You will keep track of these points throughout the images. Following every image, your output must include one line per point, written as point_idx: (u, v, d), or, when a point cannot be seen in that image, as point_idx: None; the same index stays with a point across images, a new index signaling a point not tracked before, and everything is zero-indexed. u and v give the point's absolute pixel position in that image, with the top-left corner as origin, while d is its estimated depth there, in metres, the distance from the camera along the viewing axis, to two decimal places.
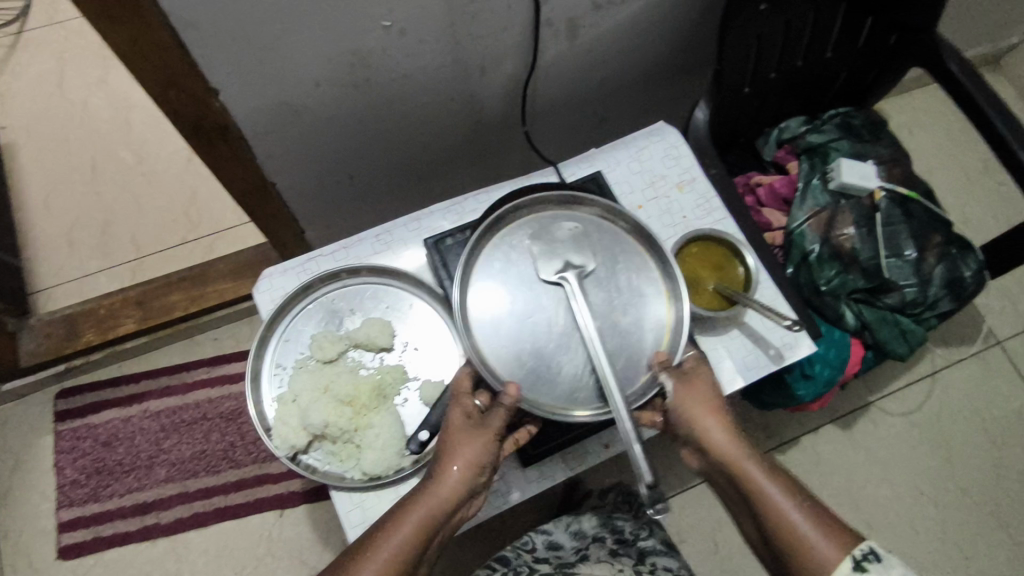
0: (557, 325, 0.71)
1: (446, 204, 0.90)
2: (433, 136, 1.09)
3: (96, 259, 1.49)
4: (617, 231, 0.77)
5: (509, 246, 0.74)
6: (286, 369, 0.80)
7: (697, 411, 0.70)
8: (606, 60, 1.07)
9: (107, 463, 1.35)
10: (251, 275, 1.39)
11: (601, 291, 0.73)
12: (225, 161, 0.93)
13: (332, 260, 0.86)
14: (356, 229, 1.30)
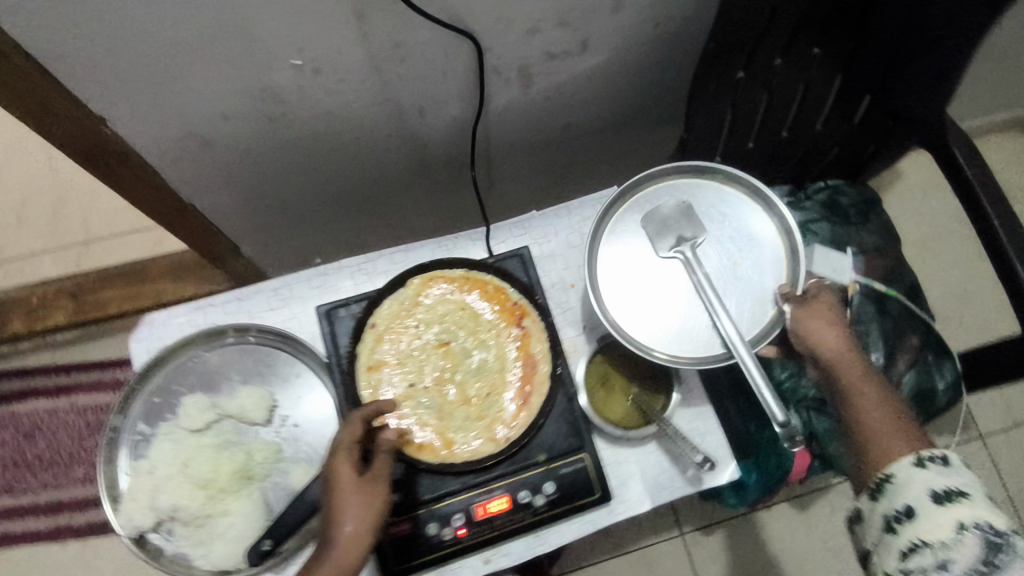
0: (681, 288, 0.73)
1: (356, 262, 0.81)
2: (374, 169, 1.00)
3: (41, 239, 1.43)
4: (734, 193, 0.76)
5: (634, 217, 0.75)
6: (150, 434, 0.74)
7: (830, 343, 0.68)
8: (569, 107, 0.96)
9: (27, 455, 1.31)
10: (191, 279, 1.32)
11: (712, 259, 0.74)
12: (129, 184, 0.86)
13: (221, 313, 0.79)
14: (298, 248, 1.22)
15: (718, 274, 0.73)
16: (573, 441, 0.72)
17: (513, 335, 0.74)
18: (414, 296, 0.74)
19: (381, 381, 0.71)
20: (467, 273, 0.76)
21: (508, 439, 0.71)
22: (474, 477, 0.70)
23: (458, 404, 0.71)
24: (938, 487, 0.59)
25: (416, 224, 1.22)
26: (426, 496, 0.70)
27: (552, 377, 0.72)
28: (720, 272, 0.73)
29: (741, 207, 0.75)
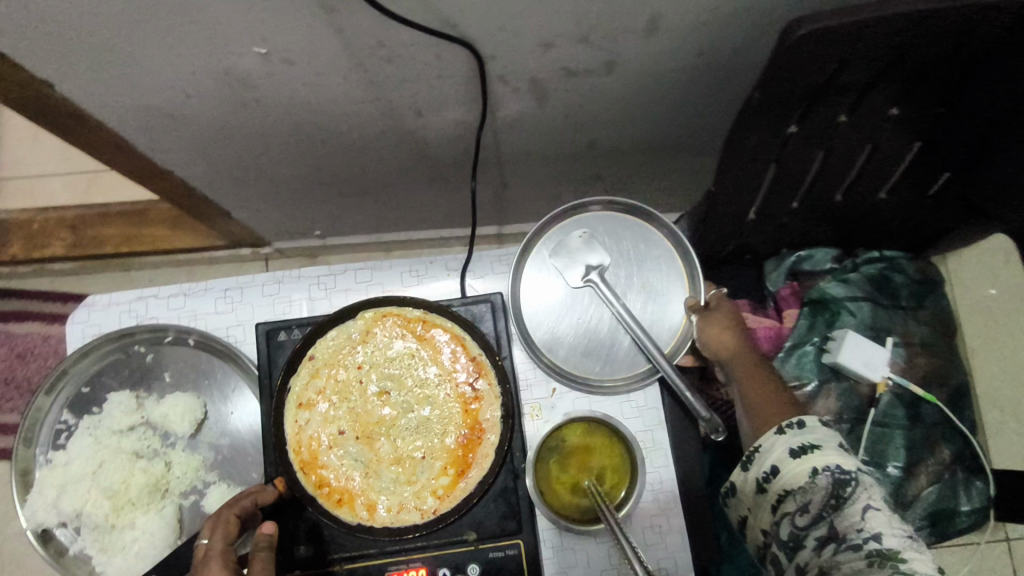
0: (596, 319, 0.73)
1: (317, 274, 0.74)
2: (368, 161, 0.91)
3: (56, 162, 1.41)
4: (628, 223, 0.76)
5: (540, 256, 0.74)
6: (72, 426, 0.70)
7: (723, 343, 0.70)
8: (591, 126, 0.84)
9: (15, 375, 1.33)
10: (188, 230, 1.27)
11: (624, 284, 0.74)
12: (98, 146, 0.79)
13: (165, 308, 0.73)
14: (294, 221, 1.15)
15: (631, 296, 0.73)
16: (510, 523, 0.64)
17: (463, 394, 0.65)
18: (365, 331, 0.67)
19: (310, 421, 0.64)
20: (424, 314, 0.66)
21: (436, 511, 0.63)
22: (391, 542, 0.62)
23: (387, 464, 0.64)
24: (795, 445, 0.60)
25: (417, 215, 1.13)
26: (336, 554, 0.62)
27: (498, 452, 0.63)
28: (632, 292, 0.73)
29: (641, 233, 0.75)
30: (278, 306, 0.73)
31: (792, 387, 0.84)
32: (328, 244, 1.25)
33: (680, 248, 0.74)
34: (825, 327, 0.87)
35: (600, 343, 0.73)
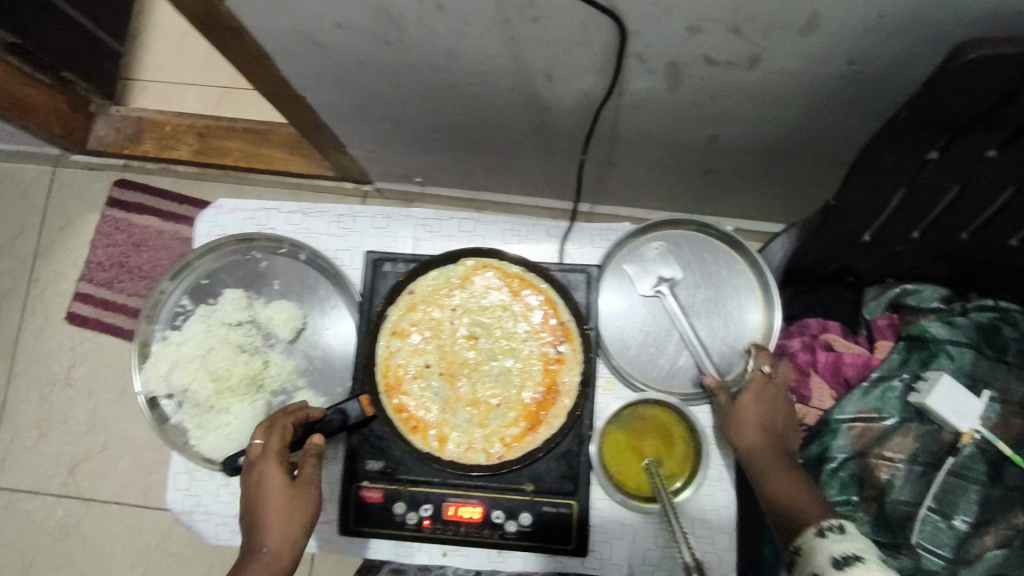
0: (662, 329, 0.74)
1: (425, 216, 0.77)
2: (484, 119, 0.94)
3: (196, 73, 1.53)
4: (712, 243, 0.76)
5: (620, 258, 0.75)
6: (188, 311, 0.77)
7: (749, 438, 0.66)
8: (715, 119, 0.83)
9: (129, 261, 1.46)
10: (303, 156, 1.37)
11: (695, 301, 0.75)
12: (248, 62, 0.85)
13: (284, 221, 0.78)
14: (399, 164, 1.20)
15: (700, 315, 0.74)
16: (566, 485, 0.67)
17: (545, 355, 0.67)
18: (462, 278, 0.69)
19: (399, 351, 0.68)
20: (522, 272, 0.69)
21: (501, 457, 0.66)
22: (455, 477, 0.68)
23: (464, 404, 0.67)
24: (838, 554, 0.51)
25: (516, 179, 1.16)
26: (401, 474, 0.68)
27: (571, 415, 0.66)
28: (701, 309, 0.74)
29: (723, 256, 0.75)
30: (384, 240, 0.77)
31: (868, 418, 0.81)
32: (426, 192, 1.31)
33: (759, 276, 0.74)
34: (918, 366, 0.83)
35: (664, 353, 0.74)
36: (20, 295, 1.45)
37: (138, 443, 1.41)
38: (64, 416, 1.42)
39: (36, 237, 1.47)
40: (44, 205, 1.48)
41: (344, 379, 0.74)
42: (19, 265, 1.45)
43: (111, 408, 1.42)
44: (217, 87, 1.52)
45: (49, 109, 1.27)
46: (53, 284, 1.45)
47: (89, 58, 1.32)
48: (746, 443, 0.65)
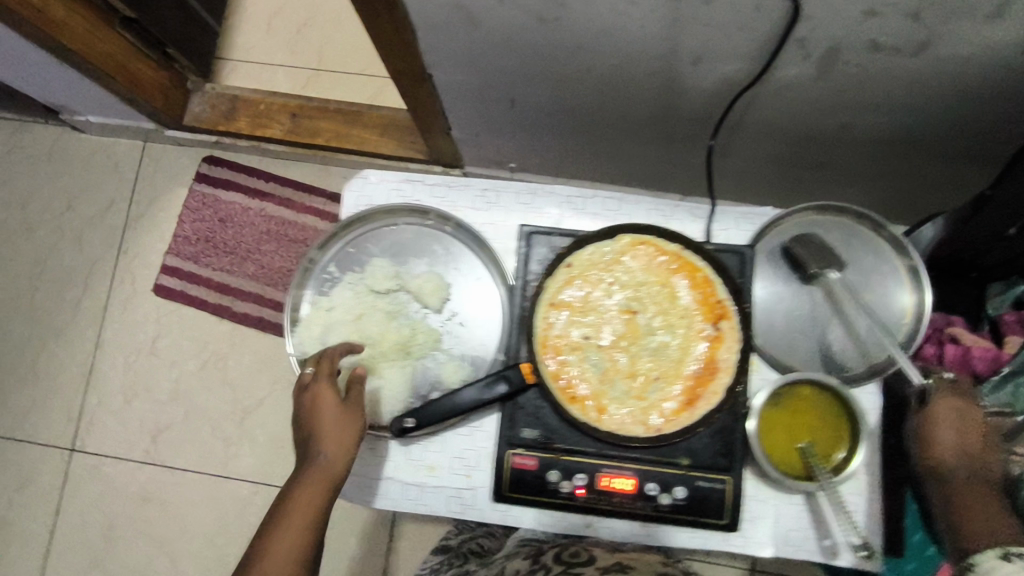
0: (808, 312, 0.75)
1: (570, 193, 0.78)
2: (609, 102, 0.94)
3: (285, 54, 1.53)
4: (860, 229, 0.76)
5: (769, 240, 0.76)
6: (334, 278, 0.78)
7: (943, 450, 0.66)
8: (853, 108, 0.83)
9: (215, 237, 1.48)
10: (396, 139, 1.38)
11: (843, 286, 0.75)
12: (388, 39, 0.86)
13: (429, 193, 0.79)
14: (500, 147, 1.20)
15: (848, 300, 0.74)
16: (722, 460, 0.68)
17: (703, 332, 0.68)
18: (618, 253, 0.70)
19: (556, 322, 0.69)
20: (679, 250, 0.70)
21: (660, 429, 0.67)
22: (610, 448, 0.68)
23: (623, 376, 0.68)
24: None
25: (619, 166, 1.16)
26: (556, 444, 0.69)
27: (730, 391, 0.66)
28: (849, 294, 0.75)
29: (871, 243, 0.76)
30: (529, 216, 0.78)
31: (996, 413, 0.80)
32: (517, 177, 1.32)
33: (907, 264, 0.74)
34: None
35: (809, 335, 0.75)
36: (110, 264, 1.48)
37: (217, 414, 1.42)
38: (148, 383, 1.44)
39: (126, 209, 1.50)
40: (134, 177, 1.50)
41: (490, 350, 0.76)
42: (109, 234, 1.49)
43: (192, 379, 1.44)
44: (305, 68, 1.52)
45: (155, 84, 1.29)
46: (142, 255, 1.49)
47: (189, 26, 1.33)
48: (946, 467, 0.67)
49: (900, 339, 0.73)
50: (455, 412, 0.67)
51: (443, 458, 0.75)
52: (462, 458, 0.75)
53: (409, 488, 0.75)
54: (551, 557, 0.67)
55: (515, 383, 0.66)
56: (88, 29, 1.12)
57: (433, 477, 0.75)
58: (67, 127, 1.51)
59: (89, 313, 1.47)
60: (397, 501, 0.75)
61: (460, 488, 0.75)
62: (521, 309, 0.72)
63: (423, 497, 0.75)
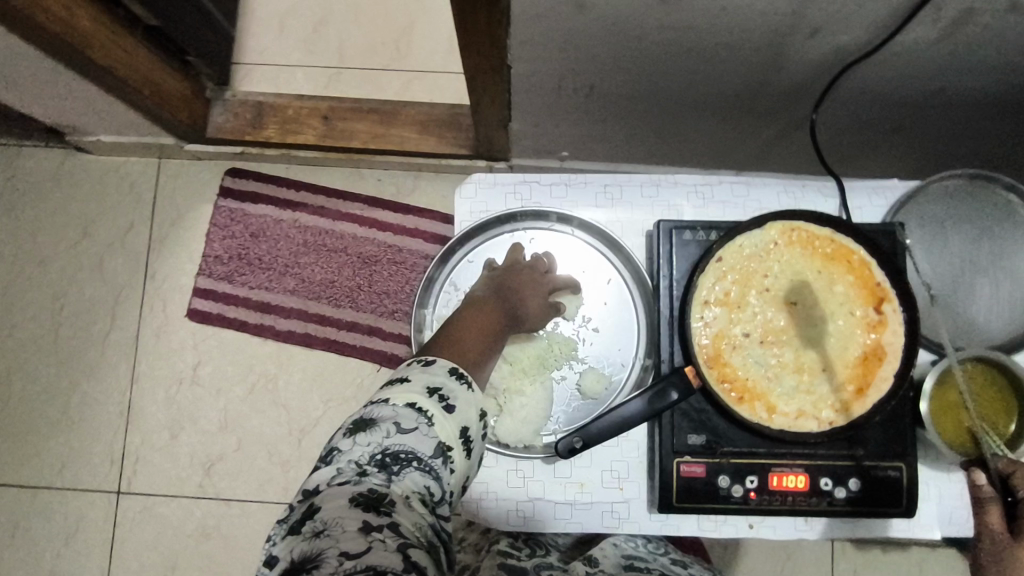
0: (952, 281, 0.74)
1: (694, 182, 0.76)
2: (704, 82, 0.84)
3: (300, 53, 1.38)
4: (1003, 196, 0.74)
5: (914, 210, 0.74)
6: (458, 293, 0.76)
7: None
8: (984, 72, 0.74)
9: (249, 253, 1.34)
10: (434, 136, 1.24)
11: (983, 254, 0.74)
12: (475, 37, 0.76)
13: (547, 195, 0.76)
14: (561, 137, 1.07)
15: (988, 268, 0.74)
16: (894, 448, 0.66)
17: (865, 317, 0.66)
18: (770, 242, 0.67)
19: (712, 320, 0.67)
20: (832, 234, 0.67)
21: (833, 422, 0.65)
22: (779, 446, 0.66)
23: (789, 371, 0.66)
24: None
25: (705, 149, 1.05)
26: (723, 448, 0.66)
27: (902, 375, 0.64)
28: (988, 261, 0.74)
29: (1015, 210, 0.73)
30: (656, 209, 0.75)
31: None
32: (566, 168, 1.19)
33: None
34: None
35: (954, 305, 0.73)
36: (136, 291, 1.34)
37: (273, 440, 1.28)
38: (193, 415, 1.30)
39: (147, 230, 1.35)
40: (152, 197, 1.36)
41: (630, 352, 0.74)
42: (131, 261, 1.35)
43: (240, 406, 1.29)
44: (325, 67, 1.37)
45: (179, 96, 1.17)
46: (171, 279, 1.34)
47: (201, 25, 1.20)
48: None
49: None
50: (621, 426, 0.65)
51: (595, 474, 0.72)
52: (614, 471, 0.72)
53: (562, 506, 0.72)
54: None
55: (685, 391, 0.64)
56: (110, 36, 1.01)
57: (586, 494, 0.72)
58: (70, 149, 1.37)
59: (120, 345, 1.33)
60: (549, 522, 0.72)
61: (614, 503, 0.71)
62: (671, 310, 0.67)
63: (577, 516, 0.72)
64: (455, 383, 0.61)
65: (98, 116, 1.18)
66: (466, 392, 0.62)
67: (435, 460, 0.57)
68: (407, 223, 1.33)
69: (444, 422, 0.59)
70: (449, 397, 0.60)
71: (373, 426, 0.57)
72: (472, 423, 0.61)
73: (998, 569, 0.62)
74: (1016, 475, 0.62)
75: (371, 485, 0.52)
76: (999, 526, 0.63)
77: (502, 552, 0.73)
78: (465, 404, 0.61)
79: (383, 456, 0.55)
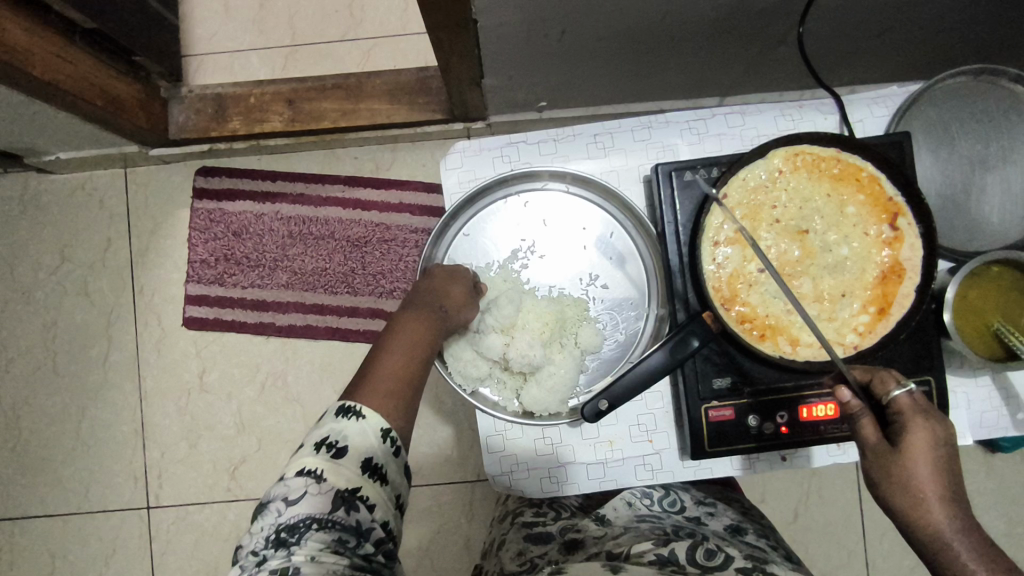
0: (962, 183, 0.72)
1: (687, 117, 0.73)
2: (685, 8, 0.78)
3: (250, 35, 1.30)
4: (1007, 88, 0.71)
5: (913, 116, 0.72)
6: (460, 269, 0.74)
7: (918, 438, 0.54)
8: None
9: (235, 252, 1.30)
10: (405, 105, 1.18)
11: (993, 150, 0.71)
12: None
13: (536, 152, 0.73)
14: (539, 86, 1.02)
15: (999, 163, 0.71)
16: (921, 363, 0.65)
17: (880, 234, 0.64)
18: (775, 171, 0.65)
19: (726, 259, 0.65)
20: (838, 154, 0.65)
21: (857, 347, 0.64)
22: (805, 376, 0.65)
23: (809, 302, 0.65)
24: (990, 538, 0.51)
25: (689, 79, 1.00)
26: (748, 388, 0.65)
27: (924, 289, 0.63)
28: (997, 156, 0.71)
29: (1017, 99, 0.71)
30: (651, 152, 0.72)
31: None
32: (546, 117, 1.14)
33: None
34: None
35: (966, 207, 0.72)
36: (128, 308, 1.31)
37: (293, 434, 1.27)
38: (209, 422, 1.29)
39: (127, 244, 1.31)
40: (126, 210, 1.31)
41: (642, 305, 0.72)
42: (116, 278, 1.31)
43: (254, 406, 1.28)
44: (279, 46, 1.30)
45: (134, 100, 1.11)
46: (161, 291, 1.31)
47: (137, 23, 1.12)
48: (908, 428, 0.55)
49: None
50: (646, 382, 0.63)
51: (623, 430, 0.71)
52: (641, 425, 0.71)
53: (593, 467, 0.71)
54: (683, 548, 0.60)
55: (705, 337, 0.62)
56: (45, 47, 0.94)
57: (616, 450, 0.71)
58: (30, 171, 1.30)
59: (122, 364, 1.30)
60: (581, 483, 0.71)
61: (646, 457, 0.71)
62: (681, 256, 0.66)
63: (611, 472, 0.71)
64: (342, 423, 0.57)
65: (52, 134, 1.12)
66: (357, 425, 0.57)
67: (339, 511, 0.53)
68: (391, 198, 1.29)
69: (335, 470, 0.54)
70: (340, 441, 0.56)
71: (266, 509, 0.54)
72: (376, 449, 0.57)
73: (891, 482, 0.54)
74: (874, 381, 0.59)
75: (270, 568, 0.50)
76: (876, 435, 0.56)
77: (525, 523, 0.72)
78: (358, 441, 0.56)
79: (281, 532, 0.52)
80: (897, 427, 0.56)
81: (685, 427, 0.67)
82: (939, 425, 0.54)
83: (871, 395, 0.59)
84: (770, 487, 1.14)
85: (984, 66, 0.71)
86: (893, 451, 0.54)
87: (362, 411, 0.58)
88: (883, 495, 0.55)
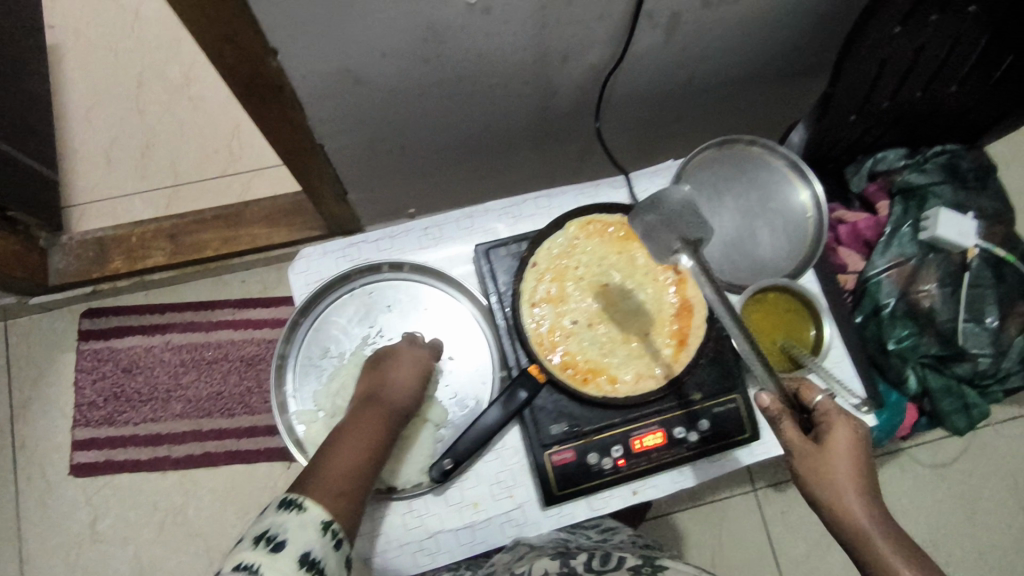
0: (735, 230, 0.86)
1: (504, 204, 0.84)
2: (499, 117, 0.93)
3: (133, 180, 1.38)
4: (751, 151, 0.88)
5: (687, 181, 0.86)
6: (315, 362, 0.79)
7: (843, 436, 0.58)
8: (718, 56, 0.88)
9: (125, 389, 1.30)
10: (284, 225, 1.27)
11: (752, 201, 0.87)
12: (274, 124, 0.81)
13: (375, 249, 0.82)
14: (399, 196, 1.13)
15: (760, 210, 0.86)
16: (726, 383, 0.75)
17: (667, 278, 0.76)
18: (572, 238, 0.76)
19: (545, 316, 0.74)
20: (623, 218, 0.77)
21: (666, 376, 0.73)
22: (631, 412, 0.73)
23: (619, 343, 0.74)
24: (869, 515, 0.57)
25: (529, 173, 1.15)
26: (583, 428, 0.72)
27: (709, 321, 0.74)
28: (757, 206, 0.86)
29: (761, 159, 0.88)
30: (476, 236, 0.83)
31: (896, 263, 0.97)
32: None
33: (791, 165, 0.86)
34: (917, 211, 1.00)
35: (741, 250, 0.85)
36: (10, 463, 1.25)
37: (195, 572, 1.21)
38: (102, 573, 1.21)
39: (8, 397, 1.28)
40: (7, 362, 1.29)
41: (487, 369, 0.80)
42: None
43: (153, 547, 1.23)
44: (161, 187, 1.38)
45: (9, 252, 1.16)
46: (45, 440, 1.27)
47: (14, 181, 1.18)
48: (831, 430, 0.59)
49: (809, 227, 0.85)
50: (485, 437, 0.70)
51: (484, 491, 0.75)
52: (500, 482, 0.76)
53: (462, 532, 0.74)
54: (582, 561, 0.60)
55: (533, 388, 0.70)
56: None
57: (481, 512, 0.75)
58: None
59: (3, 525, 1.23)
60: (454, 549, 0.74)
61: (510, 512, 0.75)
62: (507, 319, 0.74)
63: (479, 534, 0.75)
64: (283, 517, 0.56)
65: None
66: (297, 517, 0.57)
67: None
68: (281, 313, 1.34)
69: (273, 564, 0.52)
70: (278, 535, 0.55)
71: None
72: (315, 543, 0.56)
73: (817, 481, 0.58)
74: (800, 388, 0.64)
75: None
76: (803, 438, 0.60)
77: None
78: (298, 532, 0.55)
79: None
80: (821, 427, 0.60)
81: (536, 475, 0.73)
82: (859, 425, 0.59)
83: (802, 407, 0.63)
84: (678, 538, 1.18)
85: (732, 137, 0.88)
86: (819, 450, 0.59)
87: (304, 502, 0.58)
88: (810, 492, 0.59)
